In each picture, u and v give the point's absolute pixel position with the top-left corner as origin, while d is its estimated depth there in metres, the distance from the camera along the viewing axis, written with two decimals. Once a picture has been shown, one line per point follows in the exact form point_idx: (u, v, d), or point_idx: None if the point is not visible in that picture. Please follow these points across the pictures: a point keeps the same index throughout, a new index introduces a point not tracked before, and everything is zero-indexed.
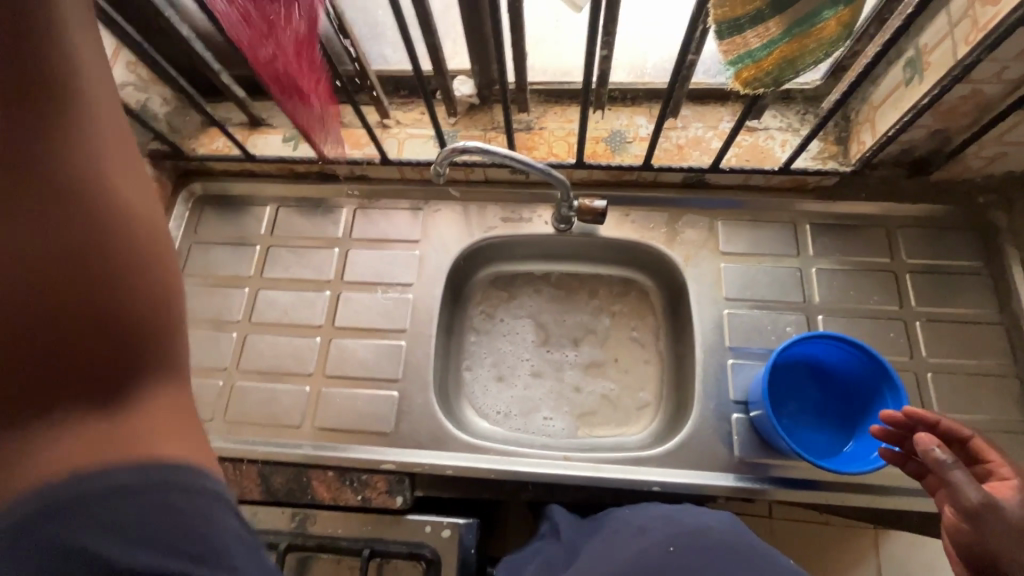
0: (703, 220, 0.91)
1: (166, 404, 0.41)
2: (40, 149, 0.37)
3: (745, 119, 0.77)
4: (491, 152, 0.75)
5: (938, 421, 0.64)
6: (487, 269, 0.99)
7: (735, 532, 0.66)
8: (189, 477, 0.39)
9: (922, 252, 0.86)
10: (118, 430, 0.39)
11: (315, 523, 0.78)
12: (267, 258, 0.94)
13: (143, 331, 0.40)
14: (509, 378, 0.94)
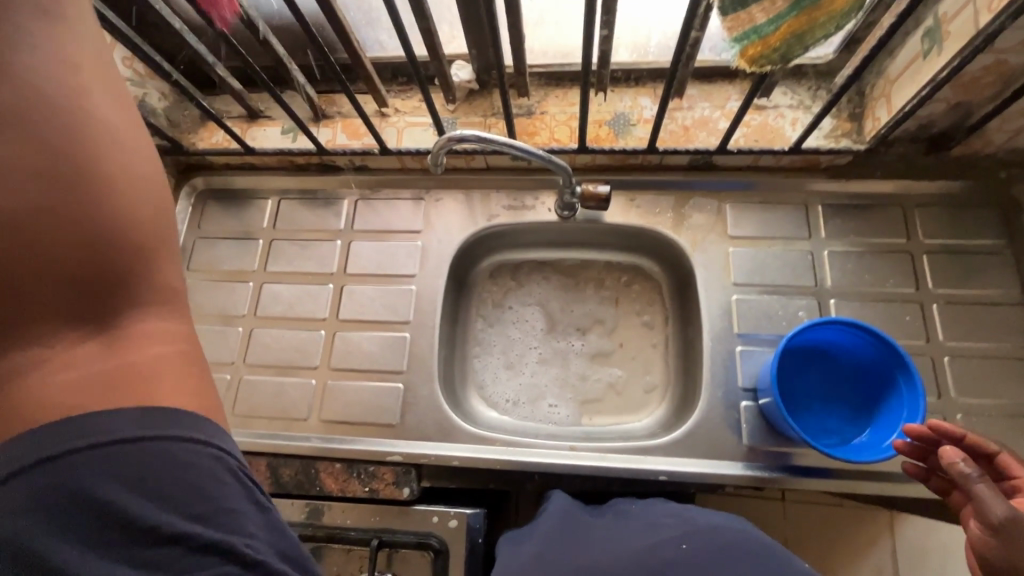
0: (711, 203, 0.88)
1: (162, 341, 0.47)
2: (56, 130, 0.42)
3: (752, 98, 0.74)
4: (489, 141, 0.74)
5: (965, 435, 0.64)
6: (491, 257, 0.97)
7: (753, 537, 0.61)
8: (193, 425, 0.43)
9: (941, 232, 0.83)
10: (124, 363, 0.44)
11: (326, 514, 0.78)
12: (270, 252, 0.94)
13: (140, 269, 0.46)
14: (515, 366, 0.94)
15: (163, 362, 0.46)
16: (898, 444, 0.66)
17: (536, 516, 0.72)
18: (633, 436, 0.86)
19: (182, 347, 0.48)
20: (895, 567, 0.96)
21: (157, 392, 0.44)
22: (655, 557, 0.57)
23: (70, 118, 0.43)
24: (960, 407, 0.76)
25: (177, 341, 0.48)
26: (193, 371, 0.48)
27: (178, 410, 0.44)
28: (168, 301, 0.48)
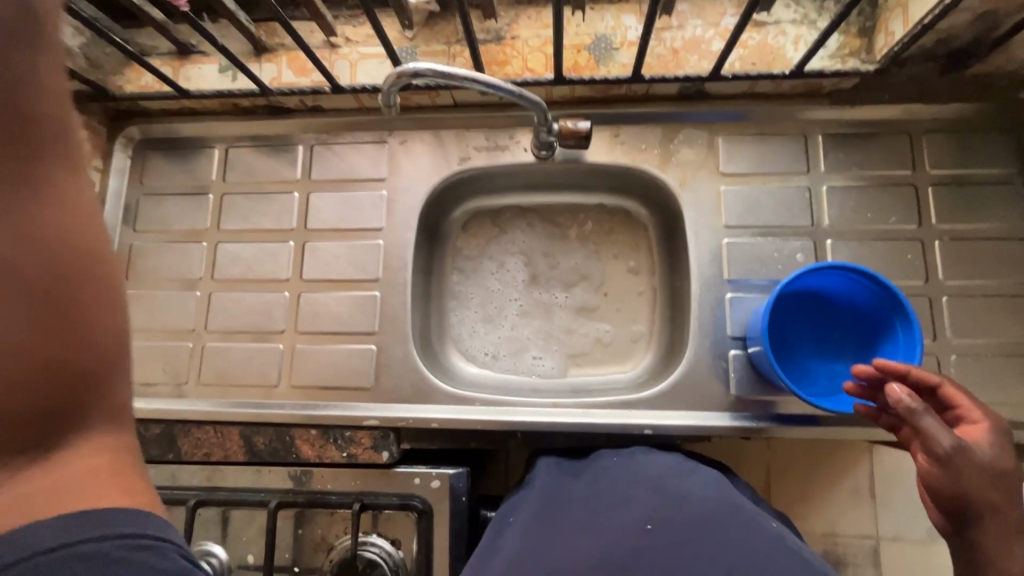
0: (702, 136, 0.80)
1: (99, 452, 0.40)
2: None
3: (752, 13, 0.65)
4: (449, 76, 0.65)
5: (909, 372, 0.59)
6: (465, 204, 0.90)
7: (719, 500, 0.60)
8: (142, 521, 0.39)
9: (948, 161, 0.77)
10: (56, 477, 0.38)
11: (316, 478, 0.76)
12: (223, 207, 0.86)
13: (95, 382, 0.39)
14: (496, 319, 0.89)
15: (98, 473, 0.39)
16: (849, 386, 0.63)
17: (522, 485, 0.73)
18: (617, 387, 0.83)
19: (122, 458, 0.41)
20: (876, 499, 0.97)
21: (87, 501, 0.38)
22: (623, 543, 0.53)
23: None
24: (955, 348, 0.73)
25: (114, 450, 0.41)
26: (135, 477, 0.41)
27: (122, 510, 0.38)
28: (116, 412, 0.41)
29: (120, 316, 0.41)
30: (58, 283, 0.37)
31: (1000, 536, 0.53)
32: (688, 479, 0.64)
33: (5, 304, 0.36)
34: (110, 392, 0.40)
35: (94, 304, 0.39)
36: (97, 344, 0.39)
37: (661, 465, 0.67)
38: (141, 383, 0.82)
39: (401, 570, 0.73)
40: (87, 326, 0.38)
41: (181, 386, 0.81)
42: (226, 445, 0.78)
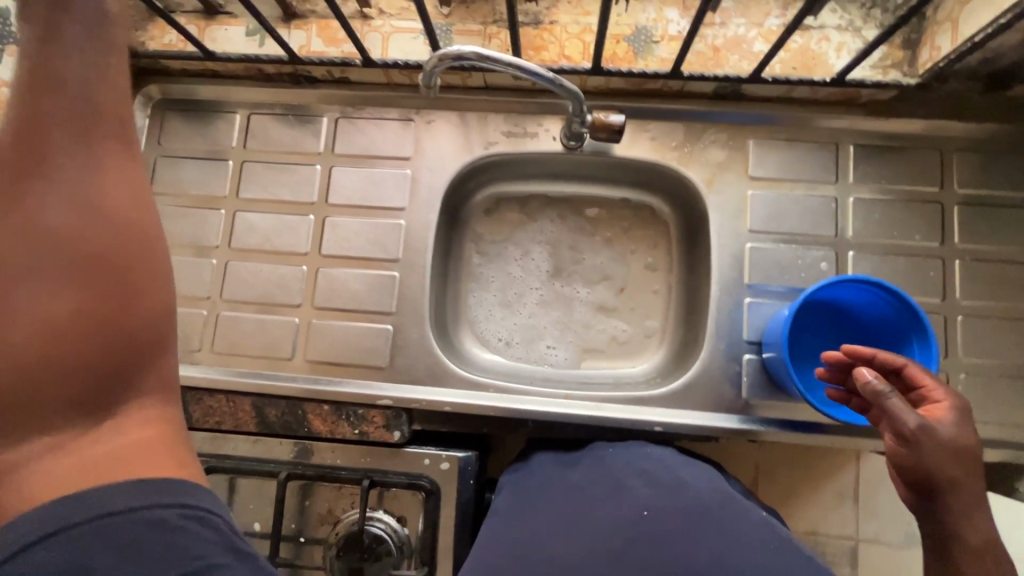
0: (732, 137, 0.79)
1: (148, 424, 0.44)
2: (63, 212, 0.41)
3: (802, 17, 0.64)
4: (492, 60, 0.63)
5: (874, 355, 0.60)
6: (488, 189, 0.90)
7: (710, 489, 0.63)
8: (182, 491, 0.42)
9: (976, 181, 0.77)
10: (105, 450, 0.41)
11: (315, 453, 0.77)
12: (242, 175, 0.84)
13: (141, 350, 0.43)
14: (513, 305, 0.89)
15: (151, 442, 0.43)
16: (820, 373, 0.66)
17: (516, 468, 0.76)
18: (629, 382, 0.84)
19: (167, 427, 0.45)
20: (865, 505, 0.99)
21: (142, 474, 0.41)
22: (619, 529, 0.58)
23: (44, 187, 0.41)
24: (966, 367, 0.74)
25: (162, 420, 0.45)
26: (182, 448, 0.45)
27: (178, 482, 0.42)
28: (162, 380, 0.45)
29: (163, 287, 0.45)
30: (116, 258, 0.42)
31: (964, 513, 0.54)
32: (683, 467, 0.67)
33: (61, 273, 0.40)
34: (159, 366, 0.45)
35: (140, 277, 0.43)
36: (147, 304, 0.43)
37: (657, 457, 0.69)
38: None
39: (406, 547, 0.75)
40: (135, 290, 0.43)
41: (193, 353, 0.81)
42: (237, 414, 0.78)
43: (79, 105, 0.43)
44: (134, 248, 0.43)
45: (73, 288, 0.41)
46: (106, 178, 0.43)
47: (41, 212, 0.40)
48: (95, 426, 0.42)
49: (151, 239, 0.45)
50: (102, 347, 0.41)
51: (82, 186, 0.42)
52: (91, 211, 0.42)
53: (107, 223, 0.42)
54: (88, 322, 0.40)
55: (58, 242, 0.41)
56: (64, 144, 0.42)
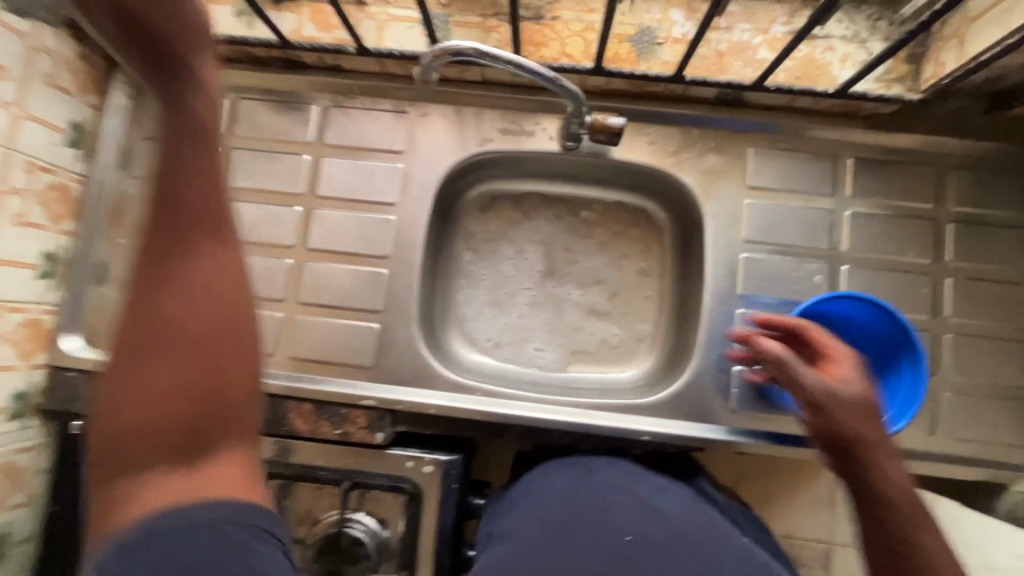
0: (732, 145, 0.78)
1: (232, 466, 0.34)
2: (199, 236, 0.35)
3: (810, 25, 0.64)
4: (491, 56, 0.61)
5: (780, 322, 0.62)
6: (482, 186, 0.88)
7: (693, 515, 0.61)
8: (252, 516, 0.33)
9: (971, 199, 0.77)
10: (185, 491, 0.32)
11: (297, 451, 0.75)
12: (226, 161, 0.81)
13: (228, 402, 0.34)
14: (503, 305, 0.88)
15: (232, 481, 0.34)
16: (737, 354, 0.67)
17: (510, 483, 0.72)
18: (618, 388, 0.83)
19: (251, 470, 0.35)
20: (844, 516, 1.00)
21: (217, 503, 0.33)
22: (603, 553, 0.54)
23: (192, 201, 0.35)
24: (951, 386, 0.74)
25: (247, 465, 0.35)
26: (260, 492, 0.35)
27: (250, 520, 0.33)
28: (245, 433, 0.35)
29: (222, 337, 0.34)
30: (214, 298, 0.34)
31: (877, 472, 0.52)
32: (664, 494, 0.64)
33: (164, 318, 0.33)
34: (241, 417, 0.34)
35: (241, 321, 0.35)
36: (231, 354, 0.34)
37: (650, 480, 0.67)
38: None
39: (386, 549, 0.74)
40: (227, 337, 0.34)
41: None
42: None
43: (188, 136, 0.36)
44: (223, 313, 0.34)
45: (183, 349, 0.33)
46: (212, 205, 0.36)
47: (179, 260, 0.34)
48: (177, 487, 0.32)
49: (238, 312, 0.35)
50: (208, 413, 0.33)
51: (172, 212, 0.35)
52: (179, 237, 0.35)
53: (213, 276, 0.35)
54: (184, 388, 0.33)
55: (153, 273, 0.34)
56: (191, 174, 0.35)
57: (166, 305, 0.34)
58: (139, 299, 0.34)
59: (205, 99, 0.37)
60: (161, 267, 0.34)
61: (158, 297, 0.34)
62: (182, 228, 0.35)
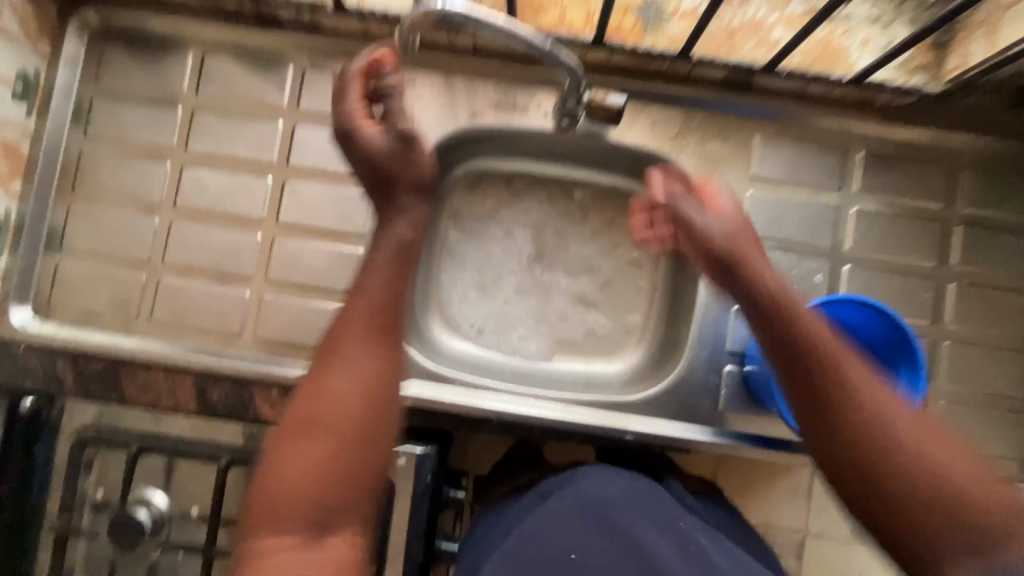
0: (737, 131, 0.73)
1: (341, 544, 0.44)
2: (357, 351, 0.46)
3: None
4: (480, 22, 0.55)
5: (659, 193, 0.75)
6: (470, 163, 0.82)
7: (638, 509, 0.61)
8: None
9: (982, 201, 0.73)
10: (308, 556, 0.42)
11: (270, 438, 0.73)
12: (192, 124, 0.75)
13: (354, 492, 0.45)
14: (489, 289, 0.83)
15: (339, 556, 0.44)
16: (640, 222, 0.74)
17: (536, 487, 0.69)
18: (602, 383, 0.80)
19: (358, 551, 0.45)
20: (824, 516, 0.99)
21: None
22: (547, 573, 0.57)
23: (356, 331, 0.47)
24: (945, 394, 0.72)
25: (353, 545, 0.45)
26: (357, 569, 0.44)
27: None
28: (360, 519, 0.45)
29: (365, 447, 0.45)
30: (360, 417, 0.45)
31: (802, 342, 0.54)
32: (616, 484, 0.64)
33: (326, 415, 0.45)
34: (360, 508, 0.45)
35: (377, 439, 0.46)
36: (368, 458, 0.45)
37: (636, 494, 0.63)
38: (87, 311, 0.74)
39: None
40: (365, 444, 0.45)
41: (131, 321, 0.73)
42: (178, 393, 0.70)
43: (369, 334, 0.47)
44: (370, 429, 0.46)
45: (336, 430, 0.45)
46: (363, 346, 0.46)
47: (339, 376, 0.46)
48: (309, 543, 0.43)
49: (387, 414, 0.46)
50: (342, 488, 0.44)
51: (348, 336, 0.47)
52: (348, 350, 0.46)
53: (365, 392, 0.46)
54: (333, 469, 0.44)
55: (321, 381, 0.46)
56: (345, 367, 0.46)
57: (331, 391, 0.46)
58: (318, 370, 0.46)
59: (407, 222, 0.51)
60: (336, 354, 0.46)
61: (326, 387, 0.46)
62: (342, 351, 0.46)
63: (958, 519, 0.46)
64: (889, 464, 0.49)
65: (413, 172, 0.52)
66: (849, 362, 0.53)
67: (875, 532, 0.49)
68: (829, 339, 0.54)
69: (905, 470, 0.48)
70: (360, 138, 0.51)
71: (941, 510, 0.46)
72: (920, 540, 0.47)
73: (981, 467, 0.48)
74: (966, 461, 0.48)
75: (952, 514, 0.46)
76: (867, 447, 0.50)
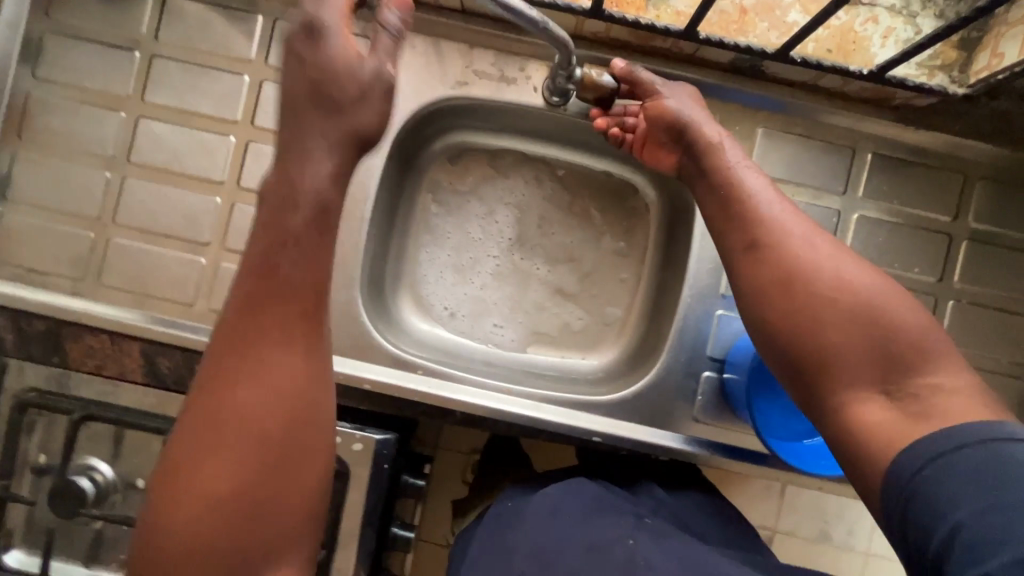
0: (741, 121, 0.68)
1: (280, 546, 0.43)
2: (266, 356, 0.41)
3: None
4: None
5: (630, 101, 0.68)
6: (452, 136, 0.77)
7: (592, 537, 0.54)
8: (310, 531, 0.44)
9: (992, 216, 0.68)
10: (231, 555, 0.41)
11: None
12: (150, 72, 0.69)
13: (274, 510, 0.42)
14: (464, 272, 0.79)
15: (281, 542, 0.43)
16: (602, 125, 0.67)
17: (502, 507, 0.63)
18: (576, 379, 0.76)
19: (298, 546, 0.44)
20: None
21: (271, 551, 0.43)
22: None
23: (264, 329, 0.41)
24: None
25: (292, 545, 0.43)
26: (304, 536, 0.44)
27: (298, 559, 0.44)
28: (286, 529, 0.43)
29: (289, 462, 0.42)
30: (274, 428, 0.41)
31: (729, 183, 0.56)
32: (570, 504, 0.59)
33: (236, 427, 0.41)
34: (282, 519, 0.42)
35: (299, 448, 0.42)
36: (290, 470, 0.42)
37: (577, 500, 0.59)
38: (30, 269, 0.69)
39: None
40: (288, 458, 0.42)
41: (77, 282, 0.69)
42: (124, 361, 0.67)
43: (283, 326, 0.42)
44: (287, 440, 0.42)
45: (247, 443, 0.41)
46: (272, 353, 0.41)
47: (245, 385, 0.41)
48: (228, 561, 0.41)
49: (308, 423, 0.42)
50: (270, 499, 0.41)
51: (251, 335, 0.41)
52: (255, 354, 0.41)
53: (278, 398, 0.41)
54: (242, 483, 0.41)
55: (224, 387, 0.41)
56: (254, 371, 0.41)
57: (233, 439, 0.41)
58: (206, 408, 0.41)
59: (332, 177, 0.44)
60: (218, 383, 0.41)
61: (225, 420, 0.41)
62: (244, 350, 0.41)
63: (904, 370, 0.44)
64: (805, 319, 0.48)
65: (364, 116, 0.46)
66: (790, 228, 0.51)
67: (805, 391, 0.48)
68: (751, 206, 0.53)
69: (829, 327, 0.47)
70: (331, 48, 0.45)
71: (897, 341, 0.45)
72: (857, 397, 0.45)
73: (937, 330, 0.46)
74: (916, 311, 0.46)
75: (898, 366, 0.45)
76: (793, 299, 0.49)
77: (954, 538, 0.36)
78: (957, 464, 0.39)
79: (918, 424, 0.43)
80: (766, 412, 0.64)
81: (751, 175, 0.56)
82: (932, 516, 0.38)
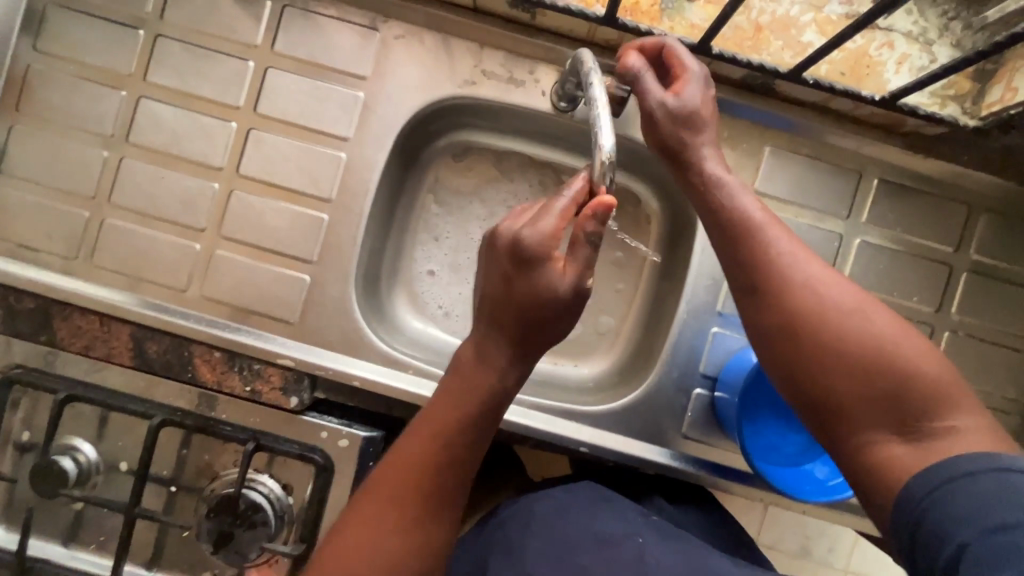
0: (748, 139, 0.67)
1: None
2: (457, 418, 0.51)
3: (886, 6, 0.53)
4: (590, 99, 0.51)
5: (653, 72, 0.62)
6: (457, 134, 0.76)
7: (600, 540, 0.55)
8: None
9: (994, 249, 0.68)
10: None
11: (218, 407, 0.67)
12: (153, 52, 0.67)
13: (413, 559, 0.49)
14: (460, 273, 0.78)
15: None
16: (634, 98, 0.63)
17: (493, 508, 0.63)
18: (567, 387, 0.76)
19: None
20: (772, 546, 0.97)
21: None
22: None
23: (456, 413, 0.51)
24: None
25: None
26: None
27: None
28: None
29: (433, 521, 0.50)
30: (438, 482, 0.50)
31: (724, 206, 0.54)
32: (571, 506, 0.59)
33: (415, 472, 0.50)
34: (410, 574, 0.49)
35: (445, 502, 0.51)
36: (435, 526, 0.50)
37: (579, 501, 0.60)
38: (20, 244, 0.68)
39: (287, 515, 0.66)
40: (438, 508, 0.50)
41: (68, 261, 0.68)
42: (111, 342, 0.66)
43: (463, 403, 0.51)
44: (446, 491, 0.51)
45: (414, 492, 0.50)
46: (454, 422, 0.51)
47: (428, 440, 0.50)
48: None
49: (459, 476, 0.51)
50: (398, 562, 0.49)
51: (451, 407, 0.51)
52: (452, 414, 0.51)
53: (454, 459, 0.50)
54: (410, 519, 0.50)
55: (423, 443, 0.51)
56: (443, 419, 0.51)
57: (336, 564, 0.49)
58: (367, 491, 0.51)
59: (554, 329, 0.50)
60: (438, 427, 0.51)
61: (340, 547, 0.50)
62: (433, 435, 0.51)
63: (916, 415, 0.44)
64: (806, 354, 0.48)
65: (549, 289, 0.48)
66: (796, 269, 0.50)
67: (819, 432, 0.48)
68: (755, 246, 0.52)
69: (840, 374, 0.46)
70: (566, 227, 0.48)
71: (909, 384, 0.45)
72: (870, 438, 0.46)
73: (946, 367, 0.45)
74: (926, 352, 0.46)
75: (910, 411, 0.44)
76: (799, 347, 0.48)
77: (961, 557, 0.38)
78: (958, 491, 0.40)
79: (928, 456, 0.43)
80: (755, 433, 0.63)
81: (749, 199, 0.55)
82: (938, 536, 0.40)
